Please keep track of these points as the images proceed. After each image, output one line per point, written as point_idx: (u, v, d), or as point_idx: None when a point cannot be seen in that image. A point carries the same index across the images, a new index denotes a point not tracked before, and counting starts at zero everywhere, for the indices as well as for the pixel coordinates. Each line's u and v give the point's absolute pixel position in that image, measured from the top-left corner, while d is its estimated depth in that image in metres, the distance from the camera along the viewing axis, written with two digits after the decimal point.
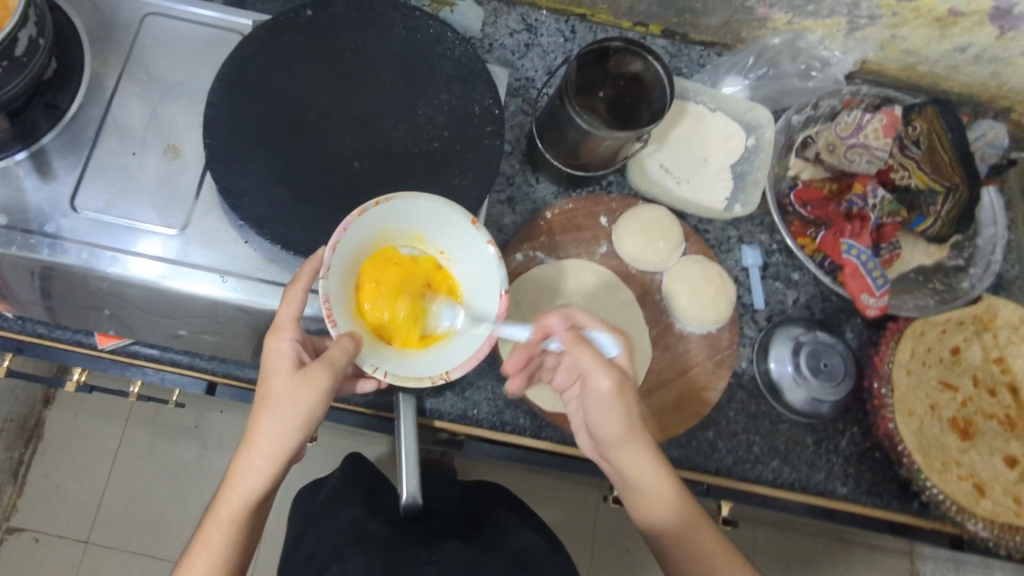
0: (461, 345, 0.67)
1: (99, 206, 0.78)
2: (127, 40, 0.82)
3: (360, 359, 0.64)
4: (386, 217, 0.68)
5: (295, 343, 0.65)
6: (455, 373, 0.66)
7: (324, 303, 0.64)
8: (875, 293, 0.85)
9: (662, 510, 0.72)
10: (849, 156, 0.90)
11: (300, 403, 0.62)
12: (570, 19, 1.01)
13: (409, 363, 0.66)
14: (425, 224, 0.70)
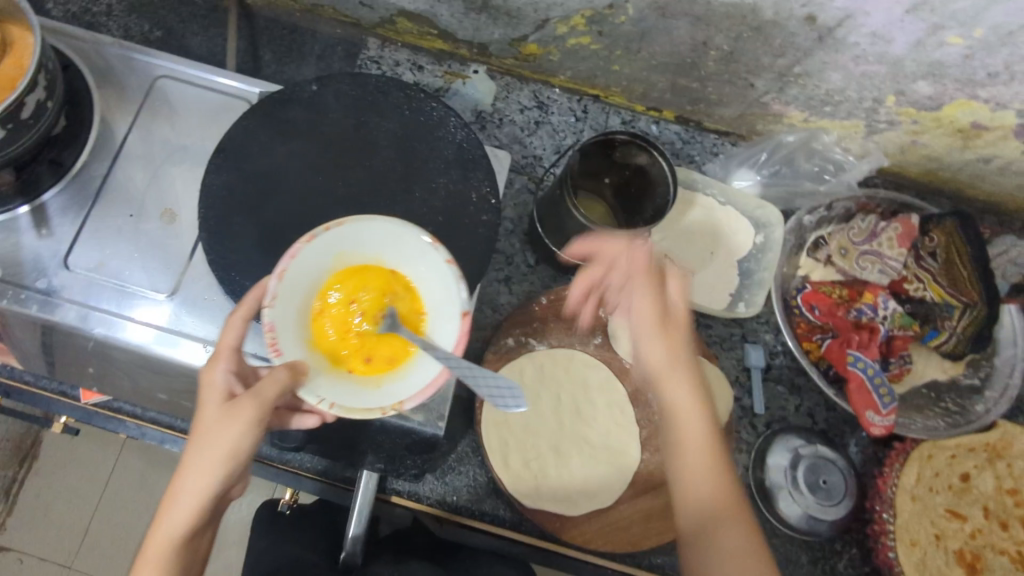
0: (423, 370, 0.55)
1: (91, 265, 0.77)
2: (136, 101, 0.84)
3: (303, 390, 0.53)
4: (342, 240, 0.58)
5: (230, 376, 0.58)
6: (411, 404, 0.54)
7: (267, 333, 0.53)
8: (881, 411, 0.81)
9: (706, 491, 0.59)
10: (860, 263, 0.86)
11: (224, 437, 0.54)
12: (583, 98, 1.01)
13: (366, 392, 0.54)
14: (381, 246, 0.59)
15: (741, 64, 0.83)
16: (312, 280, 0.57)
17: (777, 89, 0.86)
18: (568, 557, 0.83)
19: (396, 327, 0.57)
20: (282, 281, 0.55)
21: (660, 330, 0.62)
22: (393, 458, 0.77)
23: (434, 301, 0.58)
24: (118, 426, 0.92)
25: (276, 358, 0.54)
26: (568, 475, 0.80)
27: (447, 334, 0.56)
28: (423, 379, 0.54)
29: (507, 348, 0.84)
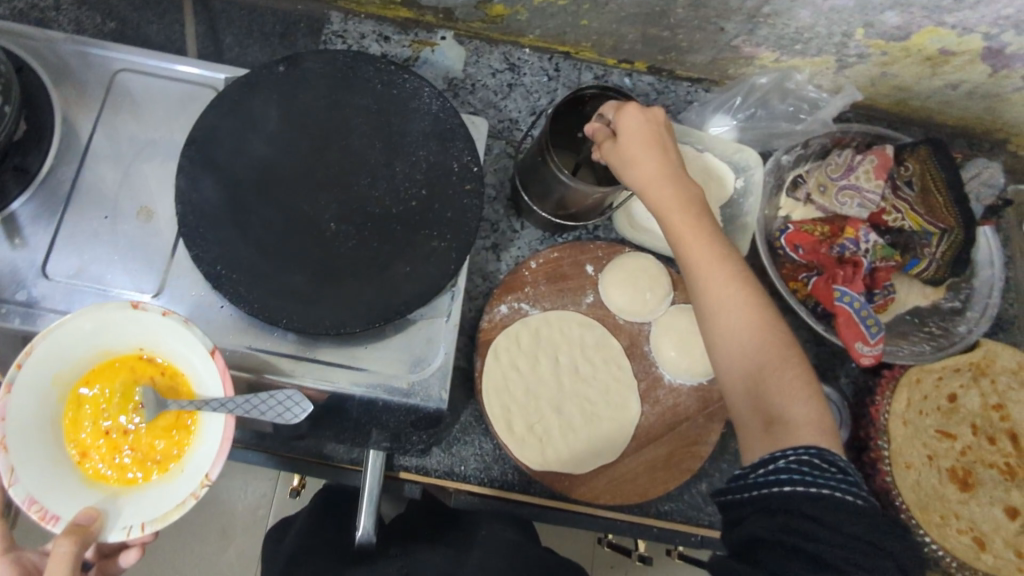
0: (212, 434, 0.58)
1: (71, 271, 0.75)
2: (98, 98, 0.81)
3: (105, 530, 0.55)
4: (45, 364, 0.57)
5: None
6: (215, 472, 0.56)
7: (31, 508, 0.54)
8: (870, 341, 0.83)
9: (747, 344, 0.63)
10: (841, 198, 0.87)
11: None
12: (554, 56, 1.00)
13: (168, 489, 0.57)
14: (96, 338, 0.60)
15: (710, 9, 0.83)
16: (45, 418, 0.58)
17: (747, 31, 0.86)
18: (578, 513, 0.85)
19: (160, 409, 0.60)
20: (11, 453, 0.54)
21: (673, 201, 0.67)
22: (399, 434, 0.78)
23: (182, 358, 0.61)
24: None
25: (57, 525, 0.55)
26: (571, 436, 0.81)
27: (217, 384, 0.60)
28: (216, 441, 0.58)
29: (501, 315, 0.84)
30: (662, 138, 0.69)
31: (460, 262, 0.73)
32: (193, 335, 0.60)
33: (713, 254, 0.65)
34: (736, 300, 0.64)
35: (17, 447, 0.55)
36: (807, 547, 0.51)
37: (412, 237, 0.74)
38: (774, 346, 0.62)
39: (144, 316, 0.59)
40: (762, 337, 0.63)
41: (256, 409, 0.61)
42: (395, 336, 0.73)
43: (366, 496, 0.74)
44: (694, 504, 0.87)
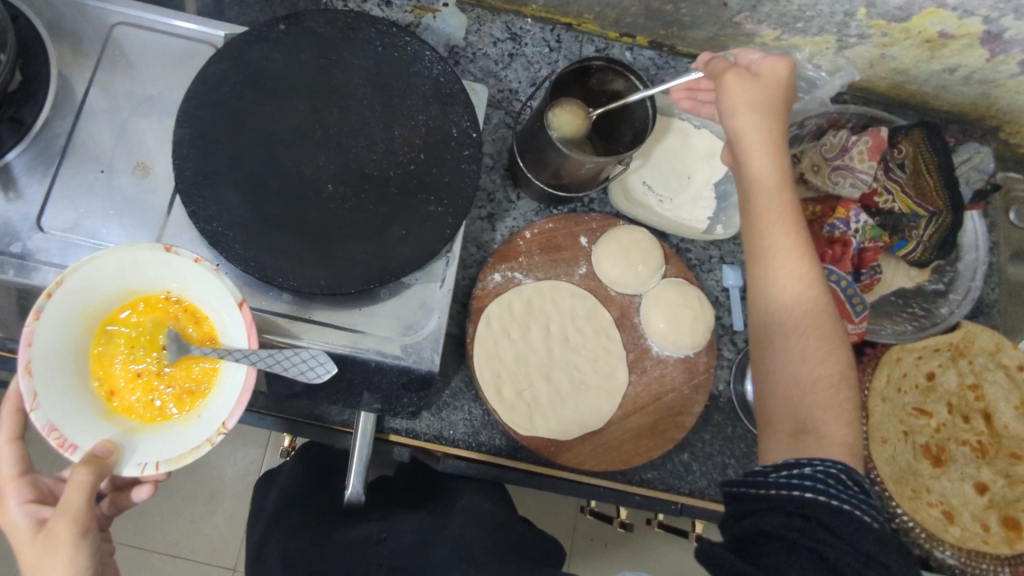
0: (231, 384, 0.60)
1: (66, 225, 0.75)
2: (94, 52, 0.81)
3: (120, 466, 0.57)
4: (75, 296, 0.59)
5: (27, 511, 0.61)
6: (231, 422, 0.58)
7: (51, 434, 0.56)
8: (854, 320, 0.84)
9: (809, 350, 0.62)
10: (834, 178, 0.89)
11: (51, 567, 0.57)
12: (556, 28, 1.00)
13: (186, 432, 0.59)
14: (125, 277, 0.62)
15: None
16: (70, 349, 0.59)
17: (749, 7, 0.86)
18: (560, 479, 0.86)
19: (182, 351, 0.62)
20: (35, 378, 0.56)
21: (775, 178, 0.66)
22: (389, 398, 0.78)
23: (208, 304, 0.63)
24: None
25: (74, 454, 0.57)
26: (559, 403, 0.83)
27: (241, 334, 0.62)
28: (234, 393, 0.60)
29: (494, 283, 0.85)
30: (781, 105, 0.69)
31: (456, 227, 0.74)
32: (219, 282, 0.62)
33: (792, 243, 0.65)
34: (802, 290, 0.64)
35: (42, 373, 0.57)
36: (819, 548, 0.51)
37: (409, 201, 0.74)
38: (824, 348, 0.62)
39: (174, 260, 0.61)
40: (816, 333, 0.63)
41: (279, 363, 0.64)
42: (387, 300, 0.74)
43: (358, 451, 0.77)
44: (675, 473, 0.89)
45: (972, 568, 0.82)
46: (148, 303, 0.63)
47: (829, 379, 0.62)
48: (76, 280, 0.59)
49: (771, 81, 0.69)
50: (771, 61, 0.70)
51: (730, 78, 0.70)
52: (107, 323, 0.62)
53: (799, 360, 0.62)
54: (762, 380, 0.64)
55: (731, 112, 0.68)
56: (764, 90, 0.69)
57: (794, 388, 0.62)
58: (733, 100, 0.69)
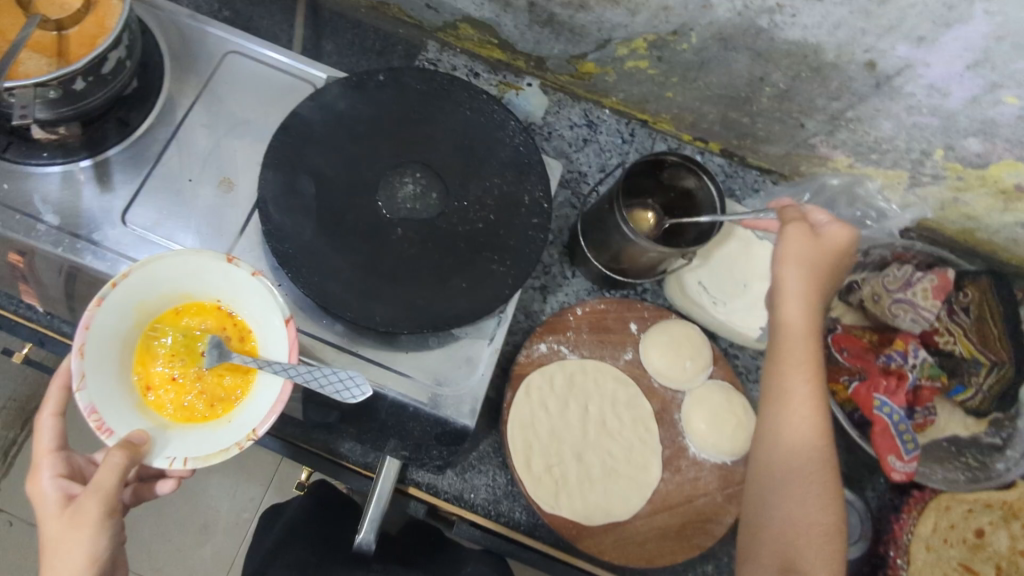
0: (265, 396, 0.61)
1: (147, 223, 0.79)
2: (205, 72, 0.87)
3: (150, 458, 0.57)
4: (134, 289, 0.61)
5: (59, 483, 0.60)
6: (263, 430, 0.59)
7: (90, 415, 0.56)
8: (903, 457, 0.81)
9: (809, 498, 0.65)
10: (893, 310, 0.87)
11: (73, 544, 0.56)
12: (632, 122, 1.04)
13: (217, 435, 0.59)
14: (183, 280, 0.63)
15: (795, 103, 0.86)
16: (119, 339, 0.60)
17: (826, 131, 0.89)
18: (575, 567, 0.84)
19: (223, 358, 0.63)
20: (84, 360, 0.57)
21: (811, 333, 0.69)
22: (420, 446, 0.79)
23: (253, 317, 0.65)
24: None
25: (108, 438, 0.56)
26: (587, 486, 0.81)
27: (280, 350, 0.63)
28: (269, 402, 0.60)
29: (539, 352, 0.85)
30: (829, 272, 0.69)
31: (514, 288, 0.76)
32: (273, 298, 0.63)
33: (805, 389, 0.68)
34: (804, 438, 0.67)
35: (90, 356, 0.58)
36: None
37: (474, 257, 0.76)
38: (818, 500, 0.65)
39: (235, 271, 0.63)
40: (809, 482, 0.66)
41: (314, 380, 0.63)
42: (436, 348, 0.75)
43: (374, 506, 0.75)
44: None
45: None
46: (196, 309, 0.65)
47: (827, 533, 0.64)
48: (139, 276, 0.61)
49: (819, 246, 0.69)
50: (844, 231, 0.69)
51: (792, 228, 0.69)
52: (153, 323, 0.63)
53: (785, 510, 0.65)
54: (753, 517, 0.68)
55: (779, 261, 0.69)
56: (822, 253, 0.68)
57: (787, 552, 0.64)
58: (785, 249, 0.68)
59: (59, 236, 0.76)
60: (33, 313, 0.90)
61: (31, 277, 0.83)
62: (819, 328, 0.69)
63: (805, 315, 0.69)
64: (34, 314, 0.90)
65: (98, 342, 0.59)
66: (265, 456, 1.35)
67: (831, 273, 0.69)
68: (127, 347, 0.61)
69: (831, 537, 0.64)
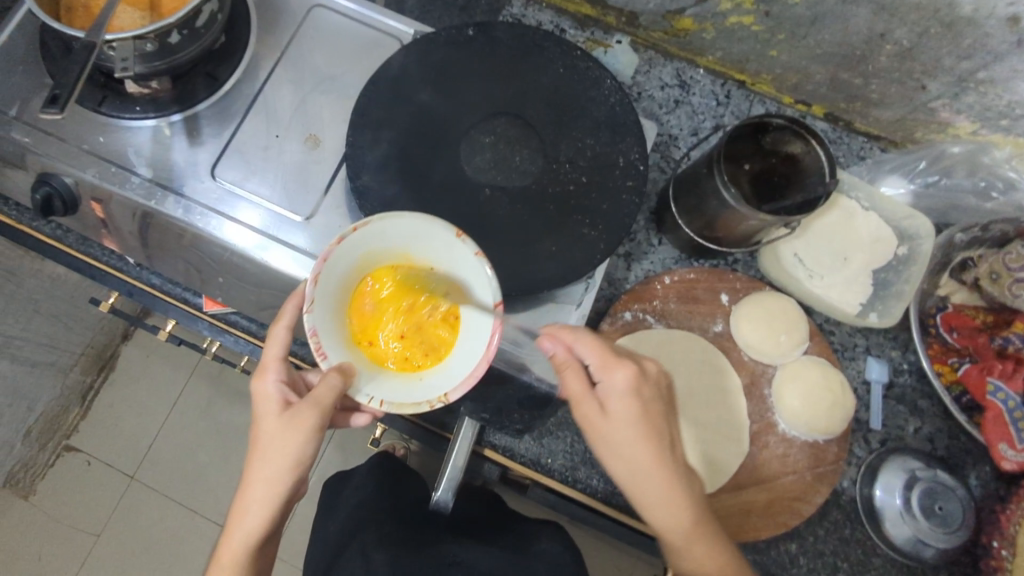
0: (463, 366, 0.59)
1: (235, 179, 0.79)
2: (291, 26, 0.85)
3: (355, 389, 0.57)
4: (370, 236, 0.60)
5: (280, 385, 0.62)
6: (455, 398, 0.57)
7: (311, 337, 0.57)
8: (1016, 446, 0.76)
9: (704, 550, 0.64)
10: (1015, 290, 0.78)
11: (287, 445, 0.60)
12: (728, 83, 0.98)
13: (411, 390, 0.58)
14: (411, 240, 0.62)
15: (918, 63, 0.79)
16: (345, 276, 0.61)
17: (951, 94, 0.81)
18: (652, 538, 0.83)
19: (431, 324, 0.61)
20: (317, 286, 0.58)
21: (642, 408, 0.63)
22: (500, 410, 0.78)
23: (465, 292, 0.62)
24: (227, 339, 0.96)
25: (323, 361, 0.57)
26: None
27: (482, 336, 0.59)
28: (464, 374, 0.58)
29: (624, 321, 0.84)
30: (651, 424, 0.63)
31: (605, 254, 0.74)
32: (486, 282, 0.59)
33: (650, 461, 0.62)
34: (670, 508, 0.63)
35: (322, 288, 0.58)
36: None
37: (565, 220, 0.74)
38: (710, 547, 0.64)
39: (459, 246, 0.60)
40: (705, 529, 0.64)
41: None
42: (523, 311, 0.74)
43: (450, 467, 0.74)
44: (779, 563, 0.81)
45: None
46: (415, 268, 0.64)
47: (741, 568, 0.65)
48: (377, 225, 0.59)
49: (628, 423, 0.62)
50: (626, 388, 0.62)
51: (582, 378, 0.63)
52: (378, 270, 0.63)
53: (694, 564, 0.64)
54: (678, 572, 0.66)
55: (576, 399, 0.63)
56: (627, 425, 0.62)
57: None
58: (608, 449, 0.63)
59: (151, 189, 0.77)
60: (123, 265, 0.93)
61: (120, 230, 0.84)
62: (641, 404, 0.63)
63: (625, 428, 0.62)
64: (125, 266, 0.93)
65: (329, 276, 0.59)
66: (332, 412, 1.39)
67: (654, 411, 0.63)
68: (349, 285, 0.62)
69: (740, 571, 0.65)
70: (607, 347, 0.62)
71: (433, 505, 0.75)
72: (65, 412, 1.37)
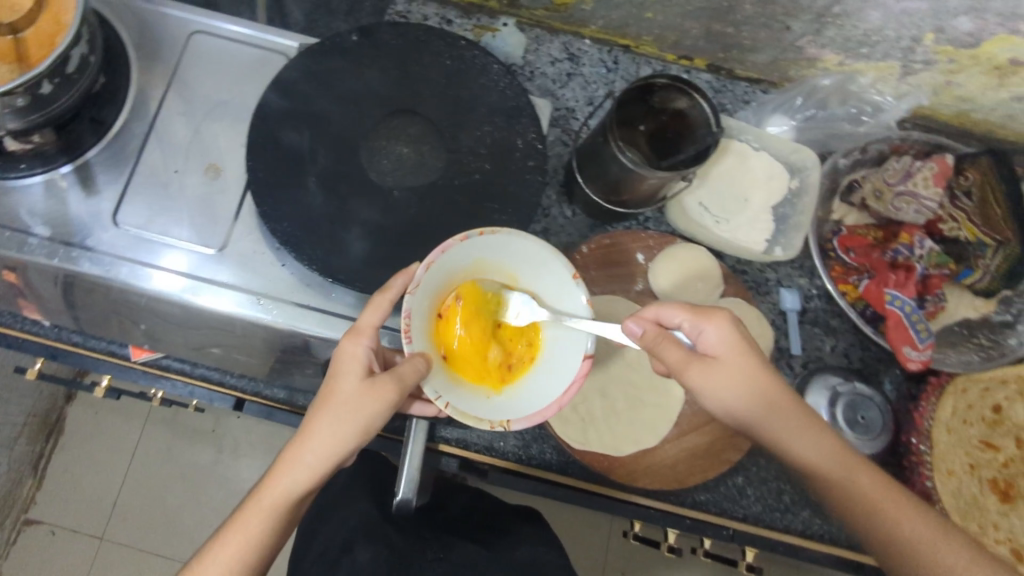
0: (531, 397, 0.68)
1: (140, 222, 0.78)
2: (173, 56, 0.84)
3: (426, 382, 0.65)
4: (487, 249, 0.70)
5: (371, 350, 0.65)
6: (516, 425, 0.65)
7: (405, 318, 0.65)
8: (919, 347, 0.84)
9: (882, 494, 0.66)
10: (897, 204, 0.87)
11: (363, 410, 0.63)
12: (614, 49, 1.02)
13: (477, 403, 0.66)
14: (521, 267, 0.72)
15: (779, 6, 0.83)
16: (453, 276, 0.70)
17: (813, 31, 0.86)
18: (610, 498, 0.87)
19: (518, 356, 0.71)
20: (429, 272, 0.66)
21: (737, 355, 0.68)
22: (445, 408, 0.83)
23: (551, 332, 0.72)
24: (164, 385, 0.93)
25: (408, 344, 0.65)
26: (614, 418, 0.85)
27: (555, 381, 0.69)
28: (530, 406, 0.67)
29: None
30: (756, 374, 0.68)
31: (518, 235, 0.76)
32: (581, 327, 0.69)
33: (771, 405, 0.68)
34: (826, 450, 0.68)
35: (431, 273, 0.67)
36: None
37: (475, 209, 0.76)
38: (885, 490, 0.66)
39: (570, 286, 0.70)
40: (873, 475, 0.67)
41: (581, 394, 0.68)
42: None
43: (409, 467, 0.75)
44: (729, 496, 0.88)
45: None
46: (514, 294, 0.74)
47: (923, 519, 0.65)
48: (498, 242, 0.69)
49: (734, 359, 0.68)
50: (721, 336, 0.68)
51: (668, 345, 0.68)
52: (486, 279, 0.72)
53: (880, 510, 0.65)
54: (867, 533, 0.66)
55: (680, 369, 0.69)
56: (739, 365, 0.68)
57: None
58: (733, 394, 0.68)
59: (52, 247, 0.75)
60: (39, 328, 0.90)
61: (33, 294, 0.82)
62: (740, 354, 0.68)
63: (733, 380, 0.68)
64: (41, 329, 0.90)
65: (440, 268, 0.68)
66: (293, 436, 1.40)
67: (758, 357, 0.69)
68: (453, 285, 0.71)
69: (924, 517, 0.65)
70: (696, 302, 0.69)
71: (398, 506, 0.76)
72: (18, 486, 1.33)
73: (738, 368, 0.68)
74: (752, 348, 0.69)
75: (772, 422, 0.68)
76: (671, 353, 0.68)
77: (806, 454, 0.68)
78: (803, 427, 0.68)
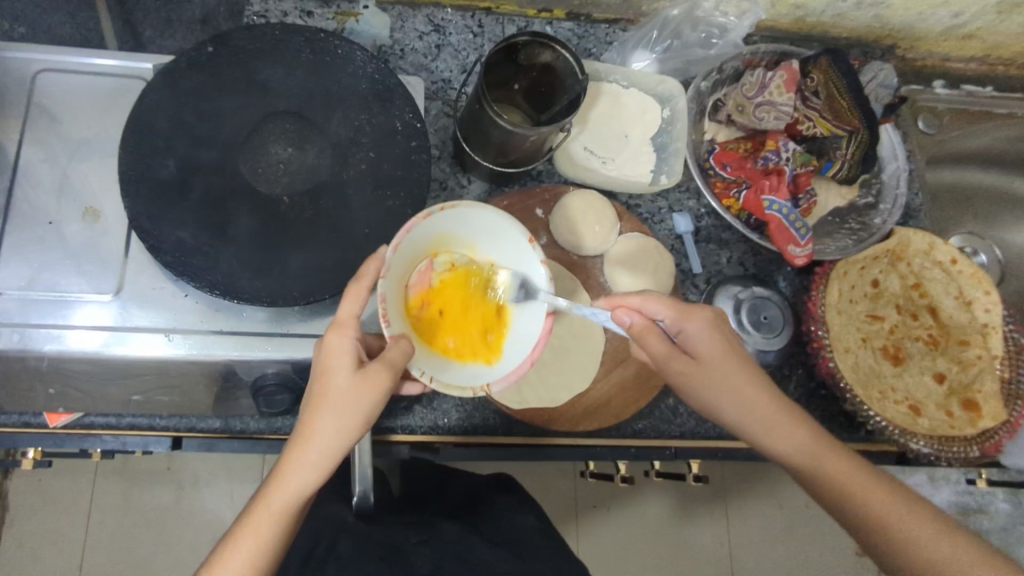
0: (507, 358, 0.71)
1: (22, 283, 0.75)
2: (18, 101, 0.80)
3: (411, 363, 0.67)
4: (447, 221, 0.71)
5: (357, 342, 0.66)
6: (496, 388, 0.69)
7: (382, 303, 0.67)
8: (800, 243, 0.91)
9: (856, 479, 0.68)
10: (759, 114, 0.93)
11: (361, 402, 0.64)
12: (476, 13, 1.03)
13: (457, 373, 0.69)
14: (479, 236, 0.74)
15: None
16: (416, 251, 0.71)
17: None
18: (555, 446, 0.93)
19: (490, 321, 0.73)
20: (395, 254, 0.68)
21: (719, 351, 0.73)
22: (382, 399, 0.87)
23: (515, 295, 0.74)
24: (94, 443, 0.91)
25: (387, 327, 0.67)
26: (543, 371, 0.91)
27: (523, 341, 0.71)
28: (506, 367, 0.70)
29: None
30: (735, 367, 0.72)
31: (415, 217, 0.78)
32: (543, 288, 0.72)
33: (745, 391, 0.72)
34: (797, 433, 0.71)
35: (399, 254, 0.69)
36: None
37: (369, 198, 0.78)
38: (858, 471, 0.68)
39: (525, 249, 0.72)
40: (845, 458, 0.69)
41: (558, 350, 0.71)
42: None
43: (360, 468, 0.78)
44: (664, 418, 0.96)
45: (947, 452, 0.90)
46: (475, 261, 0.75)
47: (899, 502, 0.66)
48: (457, 214, 0.70)
49: (715, 351, 0.73)
50: (703, 329, 0.73)
51: (651, 336, 0.71)
52: (451, 250, 0.74)
53: (857, 489, 0.67)
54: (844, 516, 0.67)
55: (666, 357, 0.72)
56: (719, 359, 0.72)
57: (921, 553, 0.63)
58: (710, 392, 0.72)
59: None
60: None
61: None
62: (720, 347, 0.73)
63: (715, 369, 0.72)
64: None
65: (404, 248, 0.69)
66: (248, 459, 1.40)
67: (735, 349, 0.74)
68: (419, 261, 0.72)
69: (897, 497, 0.66)
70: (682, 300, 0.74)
71: (357, 504, 0.79)
72: None
73: (714, 358, 0.72)
74: (729, 343, 0.74)
75: (747, 408, 0.72)
76: (654, 342, 0.71)
77: (778, 438, 0.71)
78: (779, 411, 0.72)
